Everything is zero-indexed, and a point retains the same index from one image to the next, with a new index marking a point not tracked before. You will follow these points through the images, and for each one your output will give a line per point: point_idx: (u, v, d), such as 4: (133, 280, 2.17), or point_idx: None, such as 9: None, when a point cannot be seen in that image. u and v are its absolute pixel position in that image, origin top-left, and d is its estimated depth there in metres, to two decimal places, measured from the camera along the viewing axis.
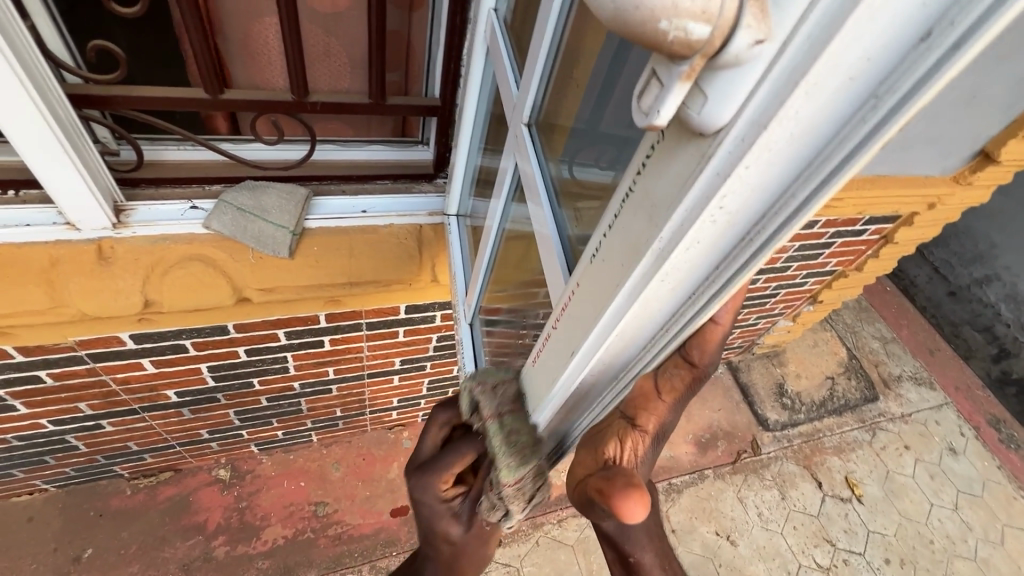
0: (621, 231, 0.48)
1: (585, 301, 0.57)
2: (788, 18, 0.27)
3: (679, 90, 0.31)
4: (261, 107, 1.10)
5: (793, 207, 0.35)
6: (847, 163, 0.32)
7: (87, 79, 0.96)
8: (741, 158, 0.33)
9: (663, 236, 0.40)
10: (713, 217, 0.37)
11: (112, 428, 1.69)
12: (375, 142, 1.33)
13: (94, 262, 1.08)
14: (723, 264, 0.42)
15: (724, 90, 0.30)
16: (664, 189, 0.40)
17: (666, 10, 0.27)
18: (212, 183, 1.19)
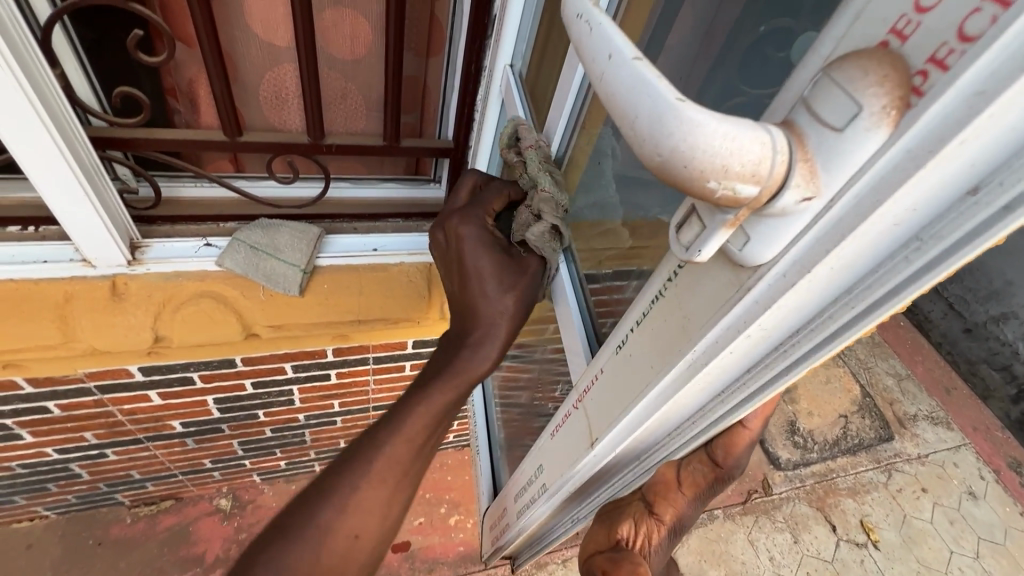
0: (649, 333, 0.47)
1: (608, 390, 0.57)
2: (838, 179, 0.27)
3: (722, 234, 0.31)
4: (277, 148, 1.13)
5: (829, 331, 0.35)
6: (888, 297, 0.31)
7: (111, 122, 0.99)
8: (780, 292, 0.33)
9: (697, 349, 0.40)
10: (747, 337, 0.37)
11: (116, 457, 1.68)
12: (387, 180, 1.33)
13: (107, 298, 1.09)
14: (755, 370, 0.42)
15: (768, 234, 0.30)
16: (699, 303, 0.39)
17: (715, 173, 0.26)
18: (226, 220, 1.21)
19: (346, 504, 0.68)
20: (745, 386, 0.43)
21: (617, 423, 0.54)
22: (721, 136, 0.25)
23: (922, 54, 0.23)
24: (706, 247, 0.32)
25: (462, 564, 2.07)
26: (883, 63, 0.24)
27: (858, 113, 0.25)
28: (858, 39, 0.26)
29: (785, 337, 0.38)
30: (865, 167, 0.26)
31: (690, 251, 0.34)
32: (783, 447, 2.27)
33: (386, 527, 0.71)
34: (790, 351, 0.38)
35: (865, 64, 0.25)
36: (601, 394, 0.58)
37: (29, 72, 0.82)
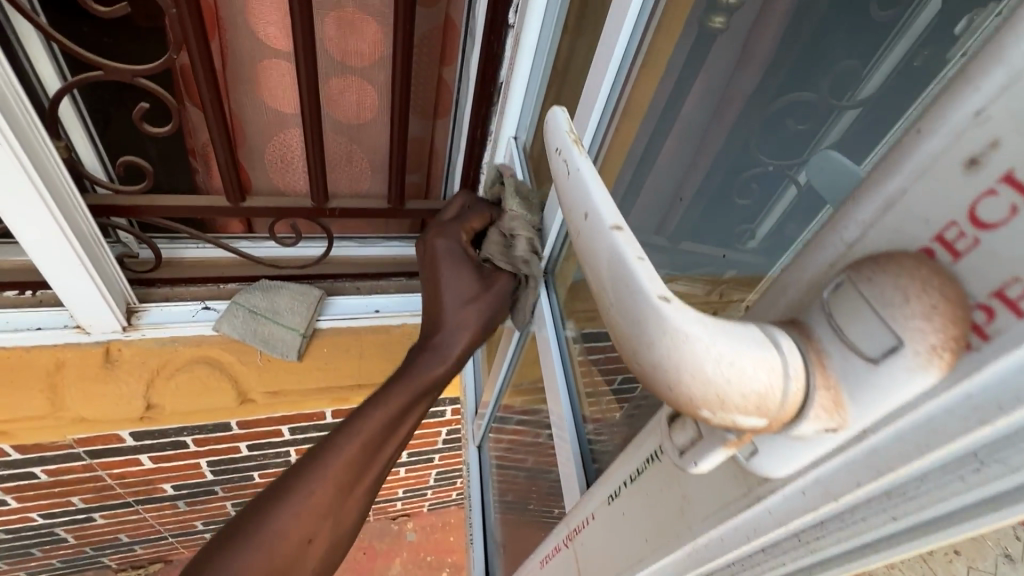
0: (644, 494, 0.42)
1: (602, 538, 0.50)
2: (871, 412, 0.22)
3: (721, 447, 0.28)
4: (280, 212, 1.11)
5: (857, 533, 0.30)
6: (932, 514, 0.27)
7: (115, 190, 0.98)
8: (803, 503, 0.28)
9: (702, 539, 0.36)
10: (765, 533, 0.32)
11: (103, 521, 1.61)
12: (392, 239, 1.31)
13: (100, 365, 1.07)
14: (766, 554, 0.36)
15: (782, 454, 0.26)
16: (700, 494, 0.35)
17: (709, 402, 0.22)
18: (226, 282, 1.18)
19: (335, 462, 0.65)
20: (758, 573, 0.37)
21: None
22: (706, 345, 0.21)
23: (982, 284, 0.19)
24: (704, 461, 0.30)
25: None
26: (928, 285, 0.20)
27: (897, 346, 0.20)
28: (889, 233, 0.21)
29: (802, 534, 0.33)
30: (902, 404, 0.22)
31: (682, 456, 0.31)
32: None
33: (366, 496, 0.69)
34: (813, 548, 0.33)
35: (905, 287, 0.20)
36: (594, 537, 0.52)
37: (29, 146, 0.81)
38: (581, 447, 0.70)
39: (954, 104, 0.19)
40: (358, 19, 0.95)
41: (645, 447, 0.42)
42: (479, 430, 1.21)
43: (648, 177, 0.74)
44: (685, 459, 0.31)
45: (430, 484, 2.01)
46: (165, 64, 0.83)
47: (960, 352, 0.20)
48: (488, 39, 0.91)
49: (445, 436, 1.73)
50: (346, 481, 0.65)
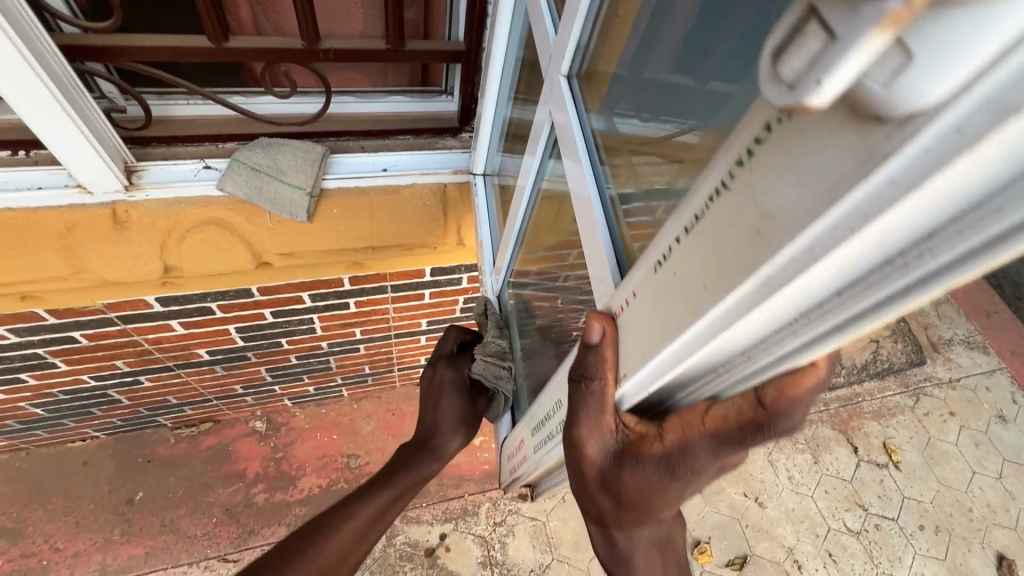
0: (738, 204, 0.31)
1: (647, 315, 0.43)
2: None
3: (866, 46, 0.19)
4: (270, 55, 1.01)
5: (957, 252, 0.25)
6: None
7: (86, 28, 0.88)
8: (894, 202, 0.23)
9: (783, 254, 0.29)
10: (862, 236, 0.26)
11: (151, 383, 1.74)
12: (393, 92, 1.22)
13: (110, 226, 1.05)
14: (854, 293, 0.30)
15: (950, 42, 0.19)
16: (795, 192, 0.27)
17: None
18: (224, 140, 1.12)
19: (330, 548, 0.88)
20: (853, 301, 0.30)
21: (654, 356, 0.42)
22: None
23: None
24: (831, 76, 0.21)
25: (487, 481, 2.21)
26: None
27: None
28: None
29: (925, 236, 0.25)
30: None
31: (794, 89, 0.22)
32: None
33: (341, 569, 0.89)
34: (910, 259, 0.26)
35: None
36: (638, 319, 0.45)
37: None
38: (615, 240, 0.65)
39: None
40: None
41: (748, 132, 0.30)
42: (497, 279, 1.20)
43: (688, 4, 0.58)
44: (799, 89, 0.22)
45: None
46: None
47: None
48: None
49: (462, 305, 1.76)
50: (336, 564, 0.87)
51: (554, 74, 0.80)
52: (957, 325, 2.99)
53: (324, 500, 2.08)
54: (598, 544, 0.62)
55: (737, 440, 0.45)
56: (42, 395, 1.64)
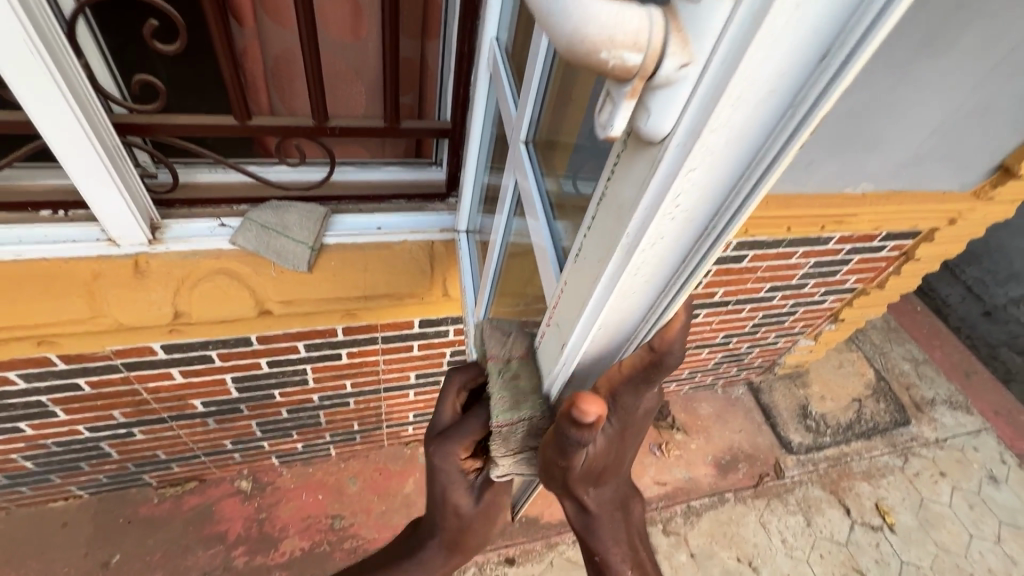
0: (609, 202, 0.48)
1: (571, 297, 0.59)
2: (705, 46, 0.32)
3: (626, 106, 0.37)
4: (285, 132, 1.19)
5: (736, 208, 0.41)
6: (765, 180, 0.38)
7: (131, 109, 1.06)
8: (671, 188, 0.39)
9: (630, 230, 0.44)
10: (669, 215, 0.42)
11: (143, 436, 1.78)
12: (389, 162, 1.42)
13: (131, 275, 1.18)
14: (688, 258, 0.47)
15: (664, 104, 0.35)
16: (630, 191, 0.43)
17: (604, 43, 0.32)
18: (239, 202, 1.28)
19: None
20: (692, 263, 0.47)
21: (577, 326, 0.58)
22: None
23: None
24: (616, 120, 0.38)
25: None
26: None
27: None
28: None
29: (712, 214, 0.42)
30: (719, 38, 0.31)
31: (603, 128, 0.39)
32: (787, 416, 2.70)
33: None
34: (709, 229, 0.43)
35: None
36: (567, 301, 0.60)
37: (55, 60, 0.90)
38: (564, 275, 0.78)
39: None
40: None
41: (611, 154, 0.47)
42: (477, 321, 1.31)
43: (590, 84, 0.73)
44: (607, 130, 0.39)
45: None
46: None
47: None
48: None
49: (450, 358, 1.84)
50: None
51: (516, 142, 0.97)
52: (938, 385, 2.91)
53: (306, 564, 2.04)
54: (573, 519, 0.77)
55: (644, 380, 0.61)
56: (35, 447, 1.68)
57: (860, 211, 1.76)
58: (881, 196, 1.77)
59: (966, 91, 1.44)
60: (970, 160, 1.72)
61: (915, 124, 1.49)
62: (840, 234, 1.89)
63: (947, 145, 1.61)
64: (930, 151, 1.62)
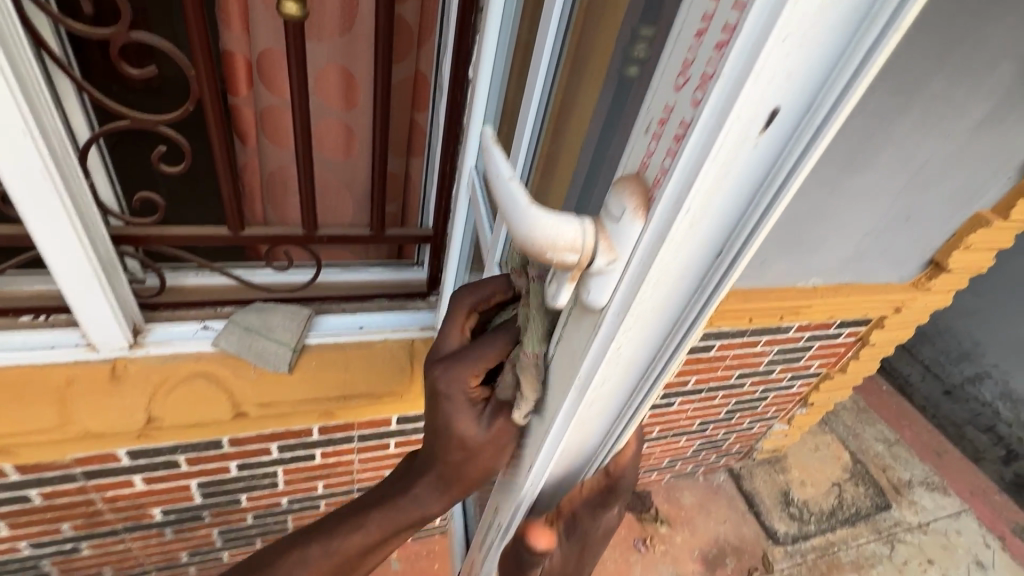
0: (558, 351, 0.54)
1: (531, 426, 0.64)
2: (627, 249, 0.40)
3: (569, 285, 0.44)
4: (275, 240, 1.26)
5: (668, 354, 0.49)
6: (687, 334, 0.46)
7: (128, 221, 1.12)
8: (613, 346, 0.46)
9: (581, 376, 0.50)
10: (613, 363, 0.48)
11: (90, 551, 1.64)
12: (373, 264, 1.49)
13: (106, 380, 1.18)
14: (634, 390, 0.54)
15: (599, 286, 0.43)
16: (576, 345, 0.50)
17: (550, 245, 0.40)
18: (223, 305, 1.32)
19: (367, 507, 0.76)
20: (638, 395, 0.54)
21: (540, 455, 0.62)
22: (517, 201, 0.40)
23: (651, 173, 0.37)
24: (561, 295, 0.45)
25: None
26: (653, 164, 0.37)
27: (625, 207, 0.39)
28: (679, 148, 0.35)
29: (649, 358, 0.50)
30: (637, 242, 0.39)
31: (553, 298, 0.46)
32: (770, 504, 2.65)
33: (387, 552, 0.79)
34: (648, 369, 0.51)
35: (630, 183, 0.39)
36: (528, 429, 0.65)
37: (66, 182, 0.97)
38: None
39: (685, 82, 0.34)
40: (347, 79, 1.16)
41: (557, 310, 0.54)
42: None
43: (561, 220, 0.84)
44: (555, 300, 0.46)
45: None
46: (185, 113, 0.99)
47: (648, 209, 0.37)
48: (453, 91, 1.15)
49: None
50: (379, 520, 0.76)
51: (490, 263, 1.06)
52: (913, 466, 2.92)
53: None
54: None
55: (602, 501, 0.67)
56: None
57: (814, 304, 1.90)
58: (830, 288, 1.91)
59: (889, 198, 1.63)
60: (903, 256, 1.89)
61: (850, 226, 1.67)
62: (798, 323, 2.01)
63: (881, 242, 1.78)
64: (868, 247, 1.79)
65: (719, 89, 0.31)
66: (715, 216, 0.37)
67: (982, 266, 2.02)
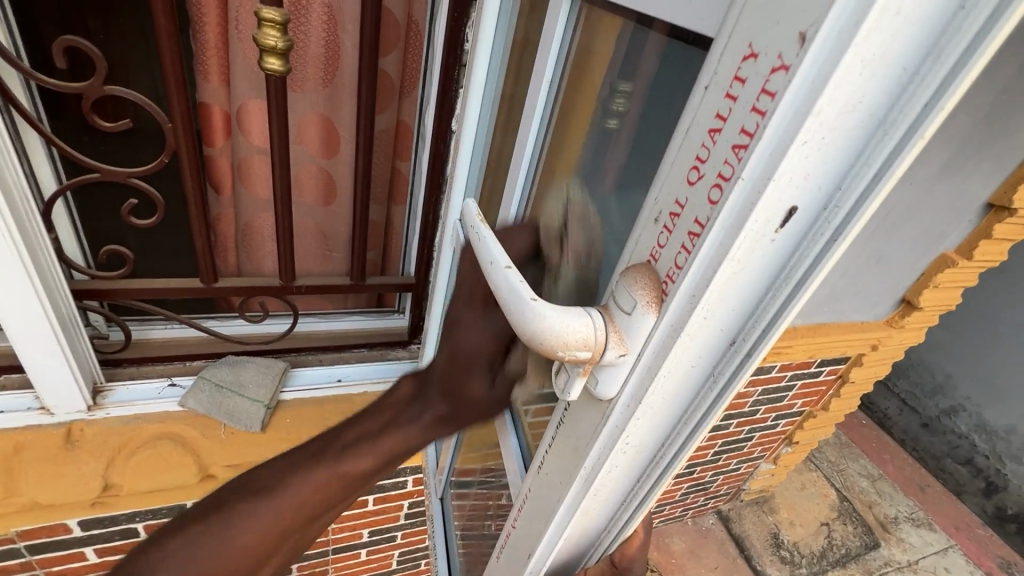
0: (567, 436, 0.54)
1: (535, 505, 0.63)
2: (638, 342, 0.41)
3: (580, 379, 0.45)
4: (250, 291, 1.22)
5: (677, 445, 0.48)
6: (697, 428, 0.46)
7: (93, 276, 1.06)
8: (622, 434, 0.47)
9: (589, 460, 0.50)
10: (622, 451, 0.48)
11: None
12: (352, 312, 1.45)
13: (60, 446, 1.09)
14: (641, 479, 0.53)
15: (609, 377, 0.44)
16: (585, 429, 0.51)
17: (560, 346, 0.41)
18: (193, 359, 1.26)
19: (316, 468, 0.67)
20: (644, 483, 0.53)
21: (544, 535, 0.60)
22: (520, 297, 0.42)
23: (664, 269, 0.39)
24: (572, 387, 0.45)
25: None
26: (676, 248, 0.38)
27: (636, 304, 0.40)
28: (700, 227, 0.36)
29: (658, 447, 0.49)
30: (649, 336, 0.41)
31: (564, 391, 0.46)
32: (760, 548, 2.59)
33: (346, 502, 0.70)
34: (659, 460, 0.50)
35: (638, 277, 0.41)
36: (532, 507, 0.64)
37: (27, 238, 0.91)
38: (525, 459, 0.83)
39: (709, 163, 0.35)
40: (328, 128, 1.15)
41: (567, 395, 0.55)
42: (440, 483, 1.35)
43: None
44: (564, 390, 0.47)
45: (393, 569, 1.92)
46: (158, 165, 0.97)
47: (661, 299, 0.40)
48: (436, 141, 1.15)
49: (407, 511, 1.69)
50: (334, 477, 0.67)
51: None
52: (898, 502, 2.88)
53: None
54: None
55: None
56: None
57: (795, 344, 1.92)
58: (809, 327, 1.93)
59: (859, 240, 1.68)
60: (877, 294, 1.93)
61: None
62: (780, 363, 2.02)
63: (856, 281, 1.82)
64: (844, 286, 1.82)
65: (739, 187, 0.33)
66: (728, 311, 0.39)
67: (952, 302, 2.07)
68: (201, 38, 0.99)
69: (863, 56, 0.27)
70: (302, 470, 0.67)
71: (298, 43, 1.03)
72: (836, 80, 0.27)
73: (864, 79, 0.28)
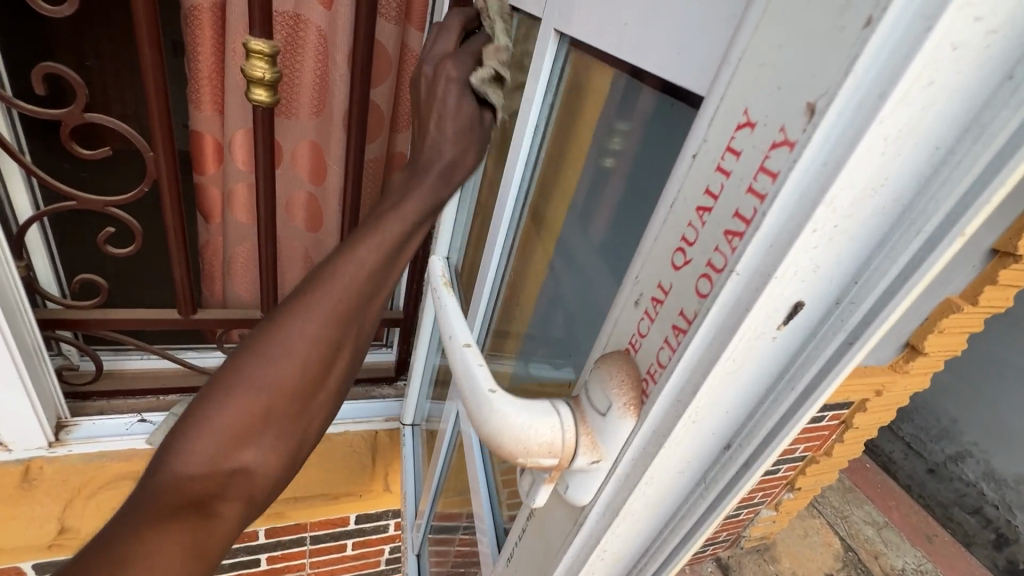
0: (540, 529, 0.50)
1: None
2: (611, 448, 0.38)
3: (545, 488, 0.44)
4: (229, 322, 1.17)
5: (677, 539, 0.43)
6: (698, 523, 0.41)
7: (65, 305, 1.02)
8: (604, 531, 0.42)
9: (566, 557, 0.46)
10: (600, 555, 0.44)
11: None
12: None
13: (16, 484, 1.03)
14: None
15: (580, 484, 0.41)
16: (559, 523, 0.47)
17: (521, 452, 0.40)
18: (167, 393, 1.20)
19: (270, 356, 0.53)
20: None
21: None
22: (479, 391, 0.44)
23: (647, 362, 0.37)
24: (535, 495, 0.45)
25: None
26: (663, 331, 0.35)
27: (611, 406, 0.38)
28: (689, 314, 0.33)
29: (651, 540, 0.44)
30: (625, 442, 0.38)
31: (529, 494, 0.46)
32: None
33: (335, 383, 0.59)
34: (652, 557, 0.44)
35: (610, 370, 0.39)
36: None
37: None
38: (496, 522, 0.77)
39: (699, 240, 0.33)
40: (317, 154, 1.13)
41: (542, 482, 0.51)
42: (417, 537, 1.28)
43: (543, 324, 0.76)
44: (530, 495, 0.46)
45: None
46: (138, 194, 0.93)
47: (640, 402, 0.37)
48: None
49: (389, 556, 1.60)
50: (309, 358, 0.55)
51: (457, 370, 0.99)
52: (905, 552, 2.72)
53: None
54: None
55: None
56: None
57: None
58: None
59: None
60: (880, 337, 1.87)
61: None
62: None
63: None
64: None
65: (734, 278, 0.30)
66: (724, 404, 0.35)
67: (958, 347, 2.01)
68: (194, 65, 0.97)
69: (886, 134, 0.24)
70: (245, 368, 0.53)
71: (289, 72, 1.01)
72: (852, 164, 0.25)
73: (886, 158, 0.25)
